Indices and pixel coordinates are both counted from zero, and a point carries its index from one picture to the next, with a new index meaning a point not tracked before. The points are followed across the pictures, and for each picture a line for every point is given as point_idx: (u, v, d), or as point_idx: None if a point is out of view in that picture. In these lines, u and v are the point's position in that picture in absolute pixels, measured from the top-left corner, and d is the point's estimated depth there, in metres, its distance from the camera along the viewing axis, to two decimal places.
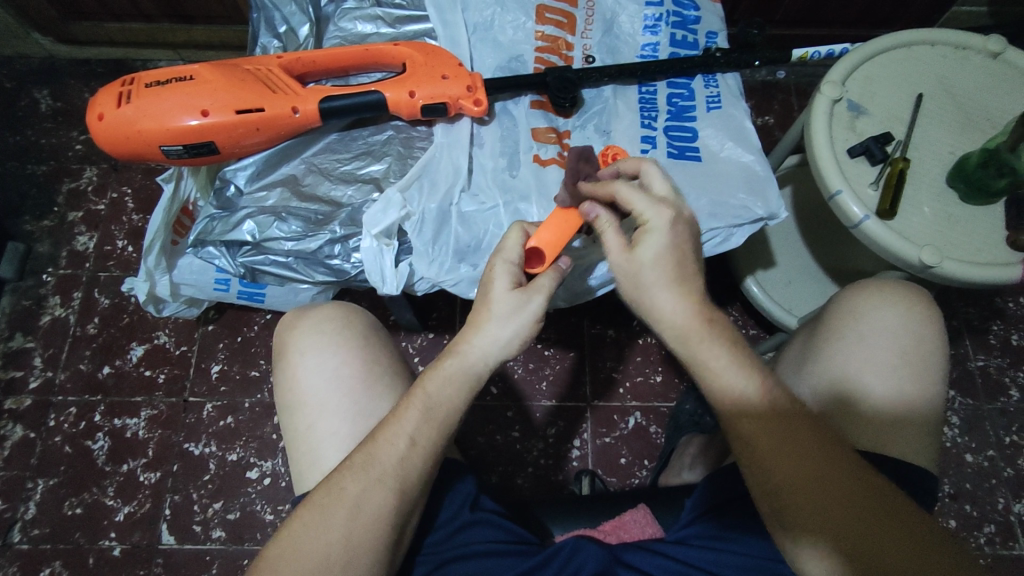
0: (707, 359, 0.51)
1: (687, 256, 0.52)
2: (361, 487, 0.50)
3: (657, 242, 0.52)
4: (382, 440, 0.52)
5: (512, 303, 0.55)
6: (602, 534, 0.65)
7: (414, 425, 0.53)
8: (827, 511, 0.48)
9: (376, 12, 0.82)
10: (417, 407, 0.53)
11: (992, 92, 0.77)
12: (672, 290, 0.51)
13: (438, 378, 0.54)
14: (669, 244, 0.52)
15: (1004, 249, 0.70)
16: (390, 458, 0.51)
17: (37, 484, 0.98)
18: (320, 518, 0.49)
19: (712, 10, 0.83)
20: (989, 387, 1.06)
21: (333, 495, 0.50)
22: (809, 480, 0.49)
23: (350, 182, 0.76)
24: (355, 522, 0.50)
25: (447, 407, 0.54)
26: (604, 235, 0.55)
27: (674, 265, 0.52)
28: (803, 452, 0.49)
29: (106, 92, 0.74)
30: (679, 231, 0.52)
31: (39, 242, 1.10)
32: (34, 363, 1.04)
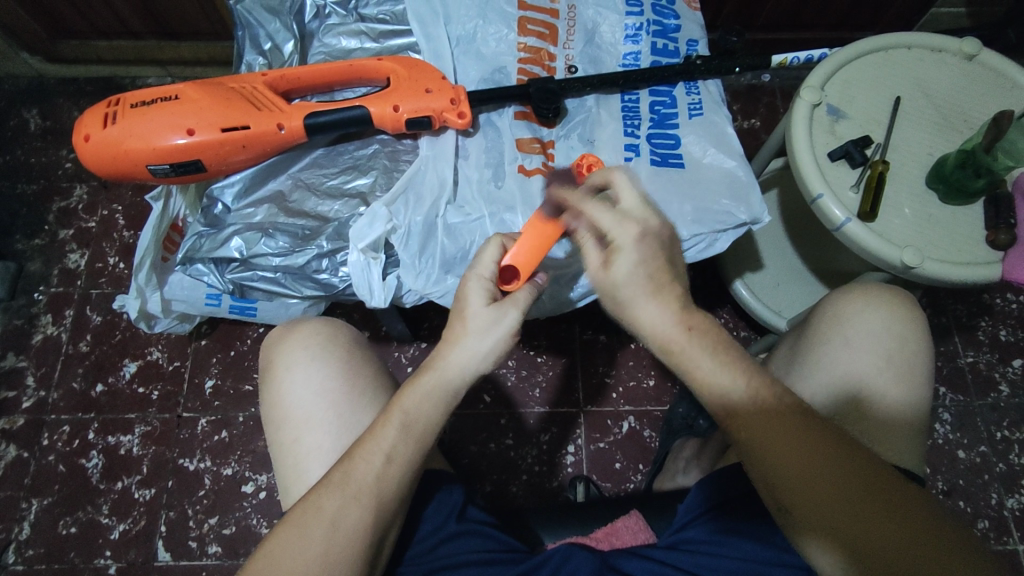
0: (693, 364, 0.50)
1: (662, 267, 0.50)
2: (338, 505, 0.51)
3: (631, 260, 0.50)
4: (358, 456, 0.53)
5: (483, 321, 0.55)
6: (595, 542, 0.66)
7: (388, 441, 0.53)
8: (831, 511, 0.47)
9: (360, 27, 0.83)
10: (395, 424, 0.53)
11: (969, 93, 0.78)
12: (652, 302, 0.50)
13: (417, 394, 0.54)
14: (639, 261, 0.50)
15: (984, 248, 0.71)
16: (366, 478, 0.52)
17: (31, 503, 0.98)
18: (297, 536, 0.50)
19: (692, 18, 0.84)
20: (979, 383, 1.07)
21: (311, 513, 0.50)
22: (814, 480, 0.48)
23: (336, 197, 0.78)
24: (331, 540, 0.50)
25: (423, 422, 0.54)
26: (583, 250, 0.53)
27: (651, 275, 0.50)
28: (809, 451, 0.48)
29: (91, 114, 0.74)
30: (651, 249, 0.50)
31: (30, 261, 1.11)
32: (27, 382, 1.04)
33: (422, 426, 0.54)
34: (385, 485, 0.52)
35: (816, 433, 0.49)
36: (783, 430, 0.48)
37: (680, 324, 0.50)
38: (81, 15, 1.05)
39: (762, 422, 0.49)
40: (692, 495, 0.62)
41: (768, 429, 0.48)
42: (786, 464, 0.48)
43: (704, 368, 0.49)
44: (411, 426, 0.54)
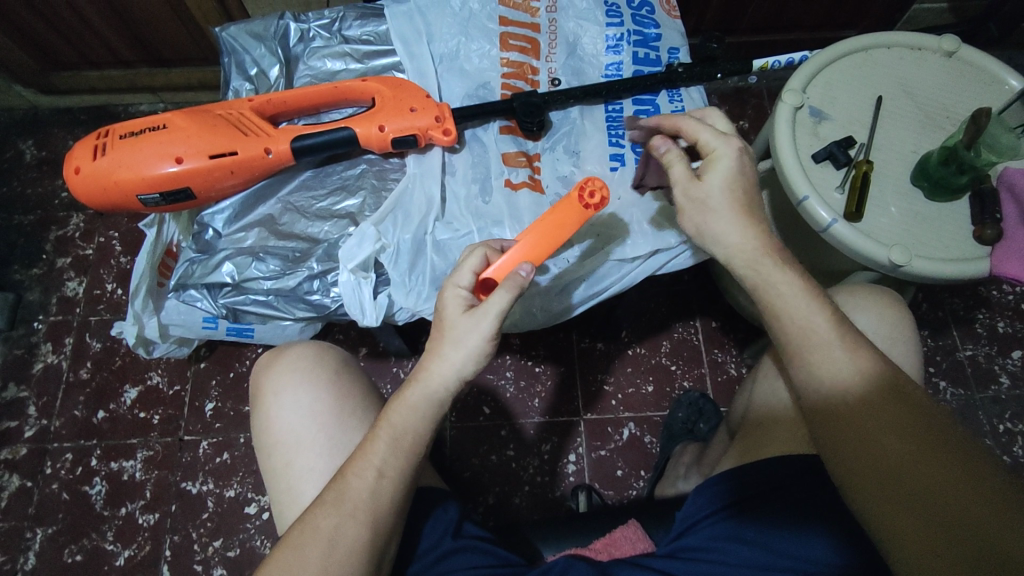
0: (794, 312, 0.54)
1: (749, 180, 0.57)
2: (336, 522, 0.51)
3: (723, 172, 0.57)
4: (352, 473, 0.53)
5: (467, 323, 0.55)
6: (594, 553, 0.65)
7: (383, 456, 0.54)
8: (915, 466, 0.48)
9: (344, 49, 0.84)
10: (384, 439, 0.54)
11: (950, 89, 0.78)
12: (734, 214, 0.56)
13: (404, 409, 0.55)
14: (728, 175, 0.56)
15: (971, 244, 0.71)
16: (363, 494, 0.52)
17: (36, 533, 0.98)
18: (295, 558, 0.50)
19: (673, 26, 0.85)
20: (979, 375, 1.07)
21: (308, 534, 0.51)
22: (883, 454, 0.49)
23: (325, 219, 0.79)
24: (329, 558, 0.50)
25: (413, 436, 0.55)
26: (671, 168, 0.58)
27: (737, 198, 0.56)
28: (883, 425, 0.50)
29: (81, 146, 0.75)
30: (743, 165, 0.57)
31: (29, 291, 1.11)
32: (28, 412, 1.04)
33: (415, 442, 0.55)
34: (382, 497, 0.53)
35: (893, 411, 0.50)
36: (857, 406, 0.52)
37: (763, 249, 0.56)
38: (71, 46, 1.06)
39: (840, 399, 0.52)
40: (690, 502, 0.63)
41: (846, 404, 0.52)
42: (855, 433, 0.51)
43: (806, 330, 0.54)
44: (401, 442, 0.54)
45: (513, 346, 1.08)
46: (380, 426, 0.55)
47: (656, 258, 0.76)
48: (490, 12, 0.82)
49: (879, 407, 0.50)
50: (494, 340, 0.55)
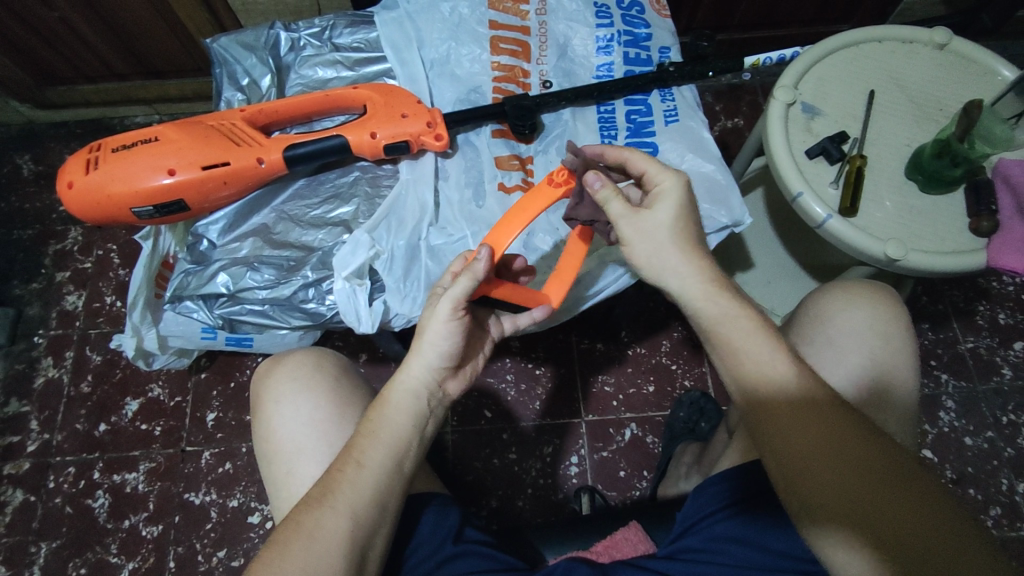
0: (730, 330, 0.52)
1: (691, 215, 0.57)
2: (317, 516, 0.51)
3: (669, 206, 0.56)
4: (338, 471, 0.54)
5: (429, 314, 0.57)
6: (595, 555, 0.65)
7: (364, 449, 0.54)
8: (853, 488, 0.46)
9: (335, 57, 0.85)
10: (366, 435, 0.55)
11: (942, 82, 0.78)
12: (680, 246, 0.55)
13: (381, 406, 0.56)
14: (676, 211, 0.56)
15: (967, 236, 0.71)
16: (344, 484, 0.53)
17: (40, 547, 0.98)
18: (276, 556, 0.49)
19: (663, 25, 0.85)
20: (981, 368, 1.06)
21: (291, 529, 0.51)
22: (822, 474, 0.47)
23: (320, 226, 0.79)
24: (310, 550, 0.50)
25: (394, 430, 0.55)
26: (610, 204, 0.57)
27: (682, 234, 0.56)
28: (825, 442, 0.48)
29: (74, 161, 0.75)
30: (685, 201, 0.57)
31: (29, 305, 1.12)
32: (30, 426, 1.04)
33: (388, 430, 0.55)
34: (363, 490, 0.53)
35: (833, 428, 0.48)
36: (792, 417, 0.49)
37: (710, 278, 0.55)
38: (65, 60, 1.07)
39: (777, 406, 0.50)
40: (692, 503, 0.63)
41: (778, 408, 0.50)
42: (791, 449, 0.48)
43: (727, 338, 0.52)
44: (376, 431, 0.55)
45: (512, 349, 1.07)
46: (365, 423, 0.56)
47: None
48: (479, 16, 0.82)
49: (819, 422, 0.48)
50: (451, 319, 0.56)
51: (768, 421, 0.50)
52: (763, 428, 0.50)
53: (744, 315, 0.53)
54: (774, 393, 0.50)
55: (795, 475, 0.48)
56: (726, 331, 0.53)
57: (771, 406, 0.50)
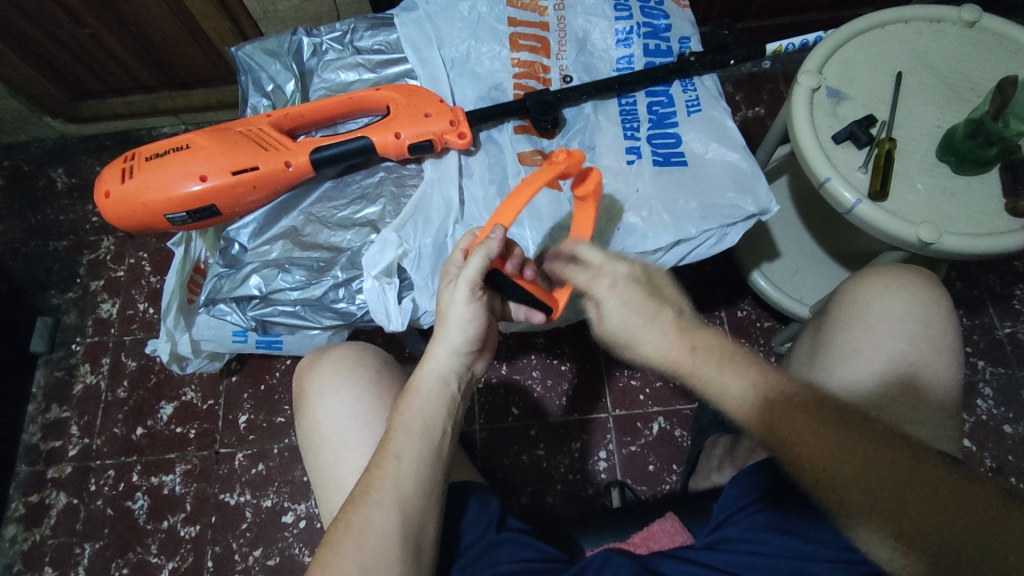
0: (711, 378, 0.51)
1: (644, 300, 0.53)
2: (365, 514, 0.52)
3: (615, 302, 0.53)
4: (380, 468, 0.54)
5: (447, 298, 0.57)
6: (632, 546, 0.66)
7: (400, 442, 0.55)
8: (870, 487, 0.47)
9: (357, 60, 0.86)
10: (401, 430, 0.56)
11: (972, 61, 0.76)
12: (655, 332, 0.52)
13: (416, 398, 0.57)
14: (622, 301, 0.53)
15: (1004, 217, 0.69)
16: (385, 479, 0.54)
17: (84, 548, 1.01)
18: (331, 556, 0.51)
19: (682, 16, 0.85)
20: (1020, 354, 1.03)
21: (343, 529, 0.52)
22: (864, 472, 0.47)
23: (347, 227, 0.80)
24: (363, 548, 0.51)
25: (430, 423, 0.56)
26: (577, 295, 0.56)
27: (637, 312, 0.52)
28: (827, 448, 0.48)
29: (110, 170, 0.78)
30: (632, 287, 0.53)
31: (66, 314, 1.15)
32: (71, 431, 1.07)
33: (422, 421, 0.56)
34: (404, 482, 0.54)
35: (854, 426, 0.49)
36: (807, 423, 0.49)
37: (688, 347, 0.51)
38: (95, 75, 1.09)
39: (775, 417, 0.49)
40: (729, 492, 0.62)
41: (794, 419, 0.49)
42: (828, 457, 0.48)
43: (717, 383, 0.50)
44: (408, 421, 0.56)
45: (538, 345, 1.07)
46: (396, 414, 0.57)
47: (678, 248, 0.75)
48: (498, 13, 0.83)
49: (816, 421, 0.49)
50: (468, 292, 0.56)
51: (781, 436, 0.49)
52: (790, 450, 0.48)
53: (723, 363, 0.51)
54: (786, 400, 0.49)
55: (812, 471, 0.48)
56: (704, 380, 0.51)
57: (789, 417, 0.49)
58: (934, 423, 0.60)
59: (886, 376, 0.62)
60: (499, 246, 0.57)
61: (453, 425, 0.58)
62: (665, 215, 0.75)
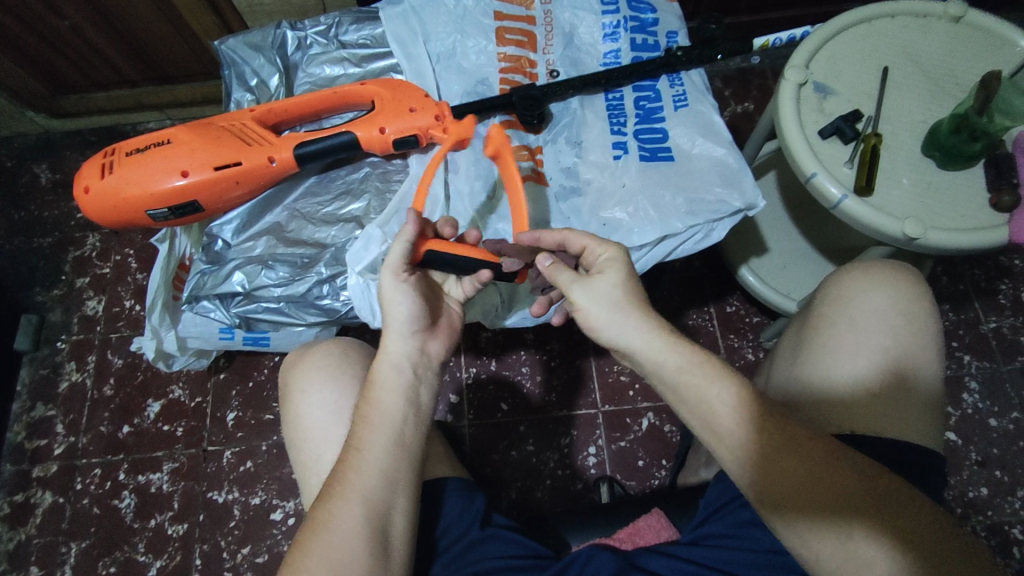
0: (690, 382, 0.52)
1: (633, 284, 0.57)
2: (331, 509, 0.52)
3: (612, 279, 0.56)
4: (347, 461, 0.54)
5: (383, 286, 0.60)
6: (618, 542, 0.64)
7: (362, 434, 0.55)
8: (836, 504, 0.50)
9: (342, 54, 0.85)
10: (365, 421, 0.55)
11: (957, 56, 0.77)
12: (641, 320, 0.54)
13: (373, 389, 0.56)
14: (622, 273, 0.57)
15: (988, 211, 0.70)
16: (349, 473, 0.53)
17: (70, 547, 1.00)
18: (299, 552, 0.51)
19: (669, 11, 0.84)
20: (1005, 348, 1.04)
21: (312, 525, 0.52)
22: (809, 484, 0.50)
23: (332, 223, 0.79)
24: (329, 542, 0.51)
25: (392, 412, 0.55)
26: (558, 274, 0.58)
27: (634, 295, 0.56)
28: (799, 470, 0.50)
29: (90, 166, 0.77)
30: (627, 268, 0.57)
31: (50, 311, 1.14)
32: (57, 430, 1.06)
33: (382, 411, 0.55)
34: (371, 475, 0.53)
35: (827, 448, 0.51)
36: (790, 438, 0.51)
37: (674, 346, 0.53)
38: (77, 69, 1.08)
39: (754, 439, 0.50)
40: (714, 488, 0.61)
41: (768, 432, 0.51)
42: (804, 472, 0.50)
43: (694, 388, 0.52)
44: (368, 411, 0.55)
45: (526, 342, 1.07)
46: (360, 406, 0.56)
47: (666, 244, 0.75)
48: (484, 7, 0.82)
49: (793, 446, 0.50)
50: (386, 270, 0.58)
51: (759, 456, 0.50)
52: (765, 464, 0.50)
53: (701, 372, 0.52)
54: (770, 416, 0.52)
55: (783, 487, 0.50)
56: (683, 386, 0.52)
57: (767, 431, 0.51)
58: (917, 422, 0.60)
59: (865, 374, 0.62)
60: (414, 227, 0.59)
61: (419, 413, 0.57)
62: (652, 211, 0.75)
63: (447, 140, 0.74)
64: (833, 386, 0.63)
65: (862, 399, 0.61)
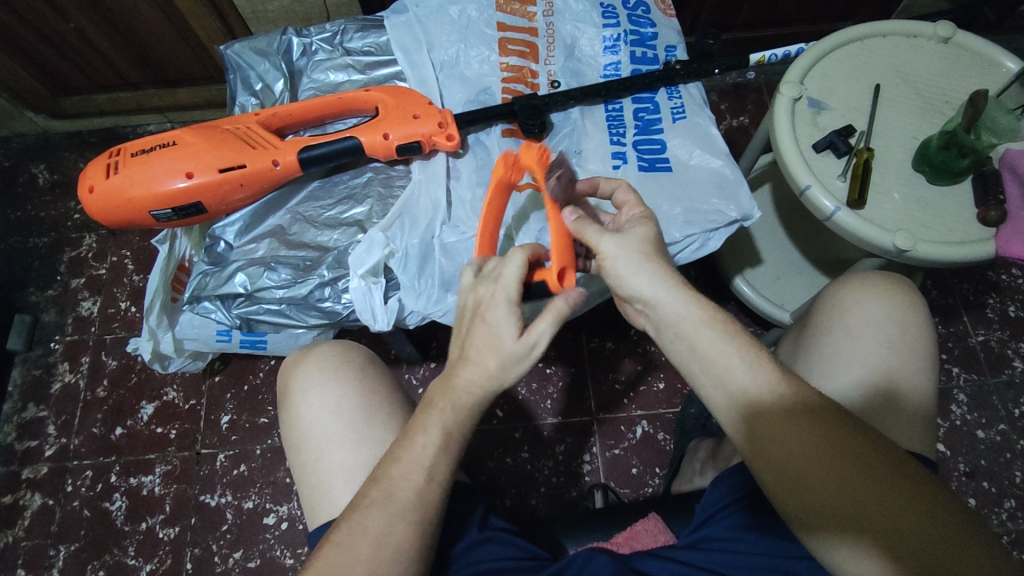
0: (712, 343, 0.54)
1: (660, 245, 0.59)
2: (385, 523, 0.52)
3: (645, 230, 0.59)
4: (398, 471, 0.53)
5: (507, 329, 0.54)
6: (615, 546, 0.65)
7: (434, 460, 0.54)
8: (848, 486, 0.47)
9: (346, 61, 0.86)
10: (436, 443, 0.54)
11: (946, 75, 0.79)
12: (656, 271, 0.56)
13: (457, 412, 0.55)
14: (652, 233, 0.59)
15: (976, 226, 0.72)
16: (414, 495, 0.53)
17: (59, 550, 0.99)
18: (347, 558, 0.51)
19: (669, 25, 0.86)
20: (992, 361, 1.06)
21: (357, 533, 0.51)
22: (819, 462, 0.48)
23: (334, 227, 0.80)
24: (382, 558, 0.51)
25: (461, 438, 0.55)
26: (589, 227, 0.59)
27: (649, 253, 0.58)
28: (806, 447, 0.49)
29: (95, 166, 0.77)
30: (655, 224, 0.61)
31: (45, 311, 1.13)
32: (48, 431, 1.06)
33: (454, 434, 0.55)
34: (398, 482, 0.53)
35: (841, 428, 0.49)
36: (807, 447, 0.49)
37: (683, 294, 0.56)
38: (80, 70, 1.08)
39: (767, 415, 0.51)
40: (708, 494, 0.63)
41: (778, 432, 0.50)
42: (819, 484, 0.48)
43: (711, 358, 0.54)
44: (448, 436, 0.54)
45: None
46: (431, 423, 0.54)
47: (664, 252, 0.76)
48: (488, 18, 0.84)
49: (804, 422, 0.49)
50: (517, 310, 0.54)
51: (767, 429, 0.51)
52: (775, 476, 0.50)
53: (724, 344, 0.54)
54: (787, 418, 0.50)
55: (790, 464, 0.49)
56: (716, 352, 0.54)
57: (775, 434, 0.50)
58: (909, 433, 0.61)
59: (862, 384, 0.63)
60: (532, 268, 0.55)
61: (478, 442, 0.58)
62: None
63: (454, 149, 0.78)
64: (827, 393, 0.65)
65: (859, 406, 0.63)
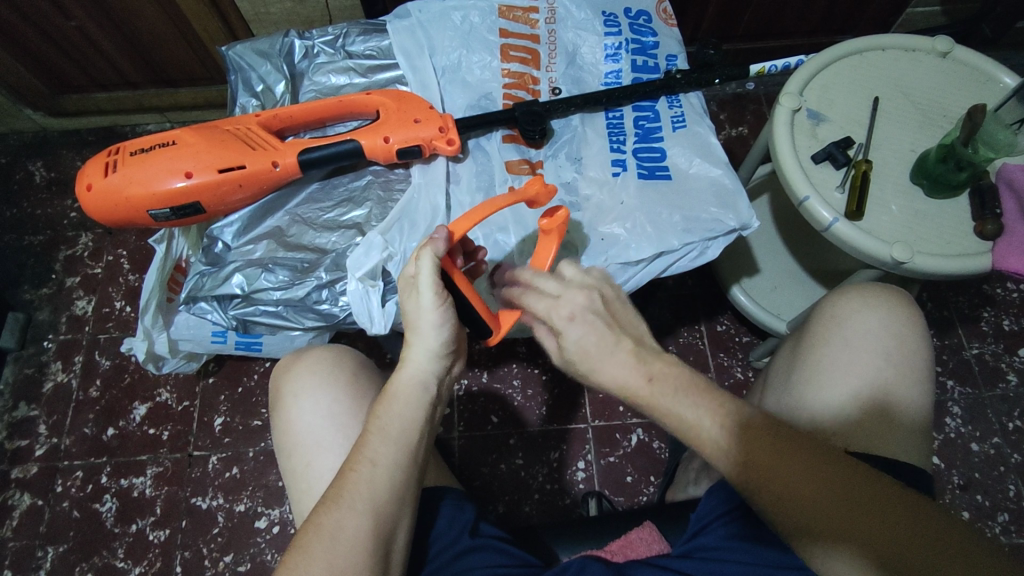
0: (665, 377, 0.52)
1: (601, 344, 0.52)
2: (337, 517, 0.51)
3: (572, 335, 0.52)
4: (346, 465, 0.54)
5: (414, 307, 0.57)
6: (609, 554, 0.65)
7: (375, 446, 0.54)
8: (824, 499, 0.48)
9: (348, 64, 0.86)
10: (376, 434, 0.55)
11: (944, 90, 0.79)
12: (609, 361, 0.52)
13: (392, 400, 0.56)
14: (581, 332, 0.52)
15: (972, 240, 0.72)
16: (359, 483, 0.52)
17: (47, 552, 0.98)
18: (302, 556, 0.49)
19: (669, 35, 0.87)
20: (987, 373, 1.06)
21: (311, 531, 0.50)
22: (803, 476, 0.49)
23: (333, 229, 0.80)
24: (332, 550, 0.50)
25: (402, 423, 0.55)
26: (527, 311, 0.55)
27: (599, 342, 0.52)
28: (788, 464, 0.49)
29: (93, 164, 0.77)
30: (593, 316, 0.52)
31: (39, 310, 1.13)
32: (39, 430, 1.05)
33: (394, 421, 0.55)
34: (379, 487, 0.53)
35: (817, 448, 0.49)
36: (792, 461, 0.49)
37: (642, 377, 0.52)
38: (80, 69, 1.08)
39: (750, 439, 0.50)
40: (704, 503, 0.62)
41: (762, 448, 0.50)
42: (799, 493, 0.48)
43: (673, 409, 0.52)
44: (384, 426, 0.55)
45: (519, 354, 1.08)
46: (371, 416, 0.56)
47: (662, 259, 0.76)
48: (490, 24, 0.84)
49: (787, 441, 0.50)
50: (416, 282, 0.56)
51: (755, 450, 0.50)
52: (760, 481, 0.49)
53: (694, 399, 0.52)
54: (776, 438, 0.50)
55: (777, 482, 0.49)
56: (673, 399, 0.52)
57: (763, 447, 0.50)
58: (903, 448, 0.61)
59: (859, 397, 0.63)
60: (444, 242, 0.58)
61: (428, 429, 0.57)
62: (649, 228, 0.76)
63: (455, 154, 0.78)
64: (824, 406, 0.64)
65: (854, 419, 0.63)
